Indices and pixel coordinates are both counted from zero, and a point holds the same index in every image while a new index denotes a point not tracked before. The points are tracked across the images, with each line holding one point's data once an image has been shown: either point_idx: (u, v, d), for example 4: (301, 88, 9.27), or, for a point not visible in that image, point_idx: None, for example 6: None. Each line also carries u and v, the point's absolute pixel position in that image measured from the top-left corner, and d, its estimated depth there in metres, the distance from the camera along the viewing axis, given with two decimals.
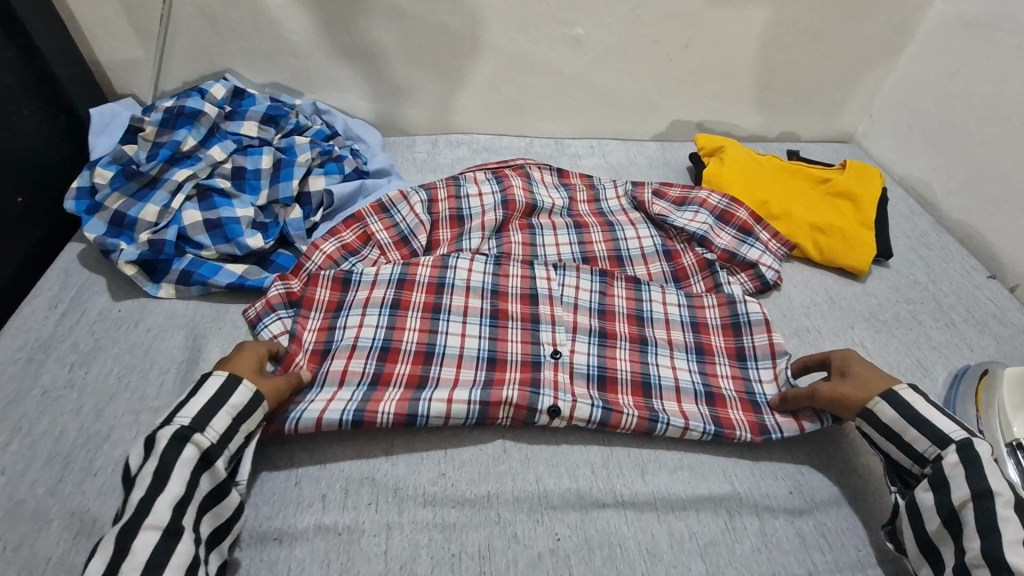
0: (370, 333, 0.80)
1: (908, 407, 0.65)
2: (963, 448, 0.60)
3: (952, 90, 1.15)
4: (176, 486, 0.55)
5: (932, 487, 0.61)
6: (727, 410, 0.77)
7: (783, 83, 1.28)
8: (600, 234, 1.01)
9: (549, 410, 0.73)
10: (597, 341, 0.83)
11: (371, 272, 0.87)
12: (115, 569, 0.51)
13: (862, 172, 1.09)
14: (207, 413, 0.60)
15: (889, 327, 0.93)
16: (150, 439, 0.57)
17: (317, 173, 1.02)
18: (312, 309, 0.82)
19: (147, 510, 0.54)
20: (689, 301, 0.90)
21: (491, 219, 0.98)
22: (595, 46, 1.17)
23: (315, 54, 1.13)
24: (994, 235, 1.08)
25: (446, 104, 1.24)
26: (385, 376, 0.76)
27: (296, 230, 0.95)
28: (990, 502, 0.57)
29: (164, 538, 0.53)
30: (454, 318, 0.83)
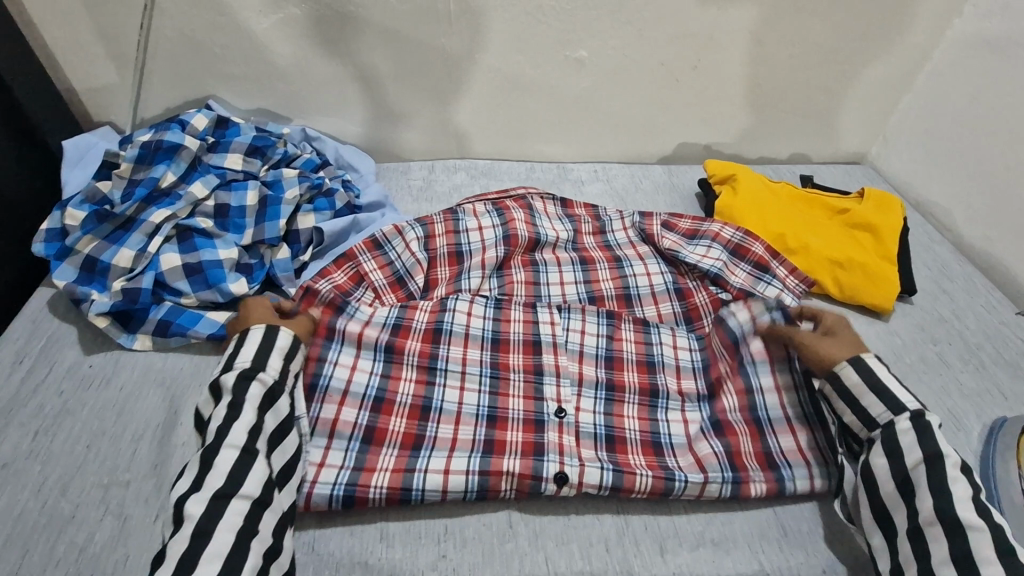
0: (363, 377, 0.74)
1: (872, 375, 0.67)
2: (916, 418, 0.63)
3: (973, 112, 1.10)
4: (247, 415, 0.61)
5: (885, 453, 0.63)
6: (742, 459, 0.72)
7: (796, 104, 1.23)
8: (607, 270, 0.95)
9: (556, 477, 0.67)
10: (604, 394, 0.78)
11: (367, 311, 0.80)
12: (202, 482, 0.57)
13: (881, 201, 1.04)
14: (265, 356, 0.67)
15: (916, 371, 0.87)
16: (217, 382, 0.64)
17: (306, 209, 0.96)
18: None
19: (224, 434, 0.59)
20: (699, 340, 0.85)
21: (491, 256, 0.92)
22: (599, 68, 1.11)
23: (304, 78, 1.07)
24: (1019, 265, 1.03)
25: (443, 129, 1.18)
26: (378, 433, 0.70)
27: (283, 272, 0.89)
28: (940, 463, 0.60)
29: (241, 457, 0.59)
30: (451, 368, 0.77)
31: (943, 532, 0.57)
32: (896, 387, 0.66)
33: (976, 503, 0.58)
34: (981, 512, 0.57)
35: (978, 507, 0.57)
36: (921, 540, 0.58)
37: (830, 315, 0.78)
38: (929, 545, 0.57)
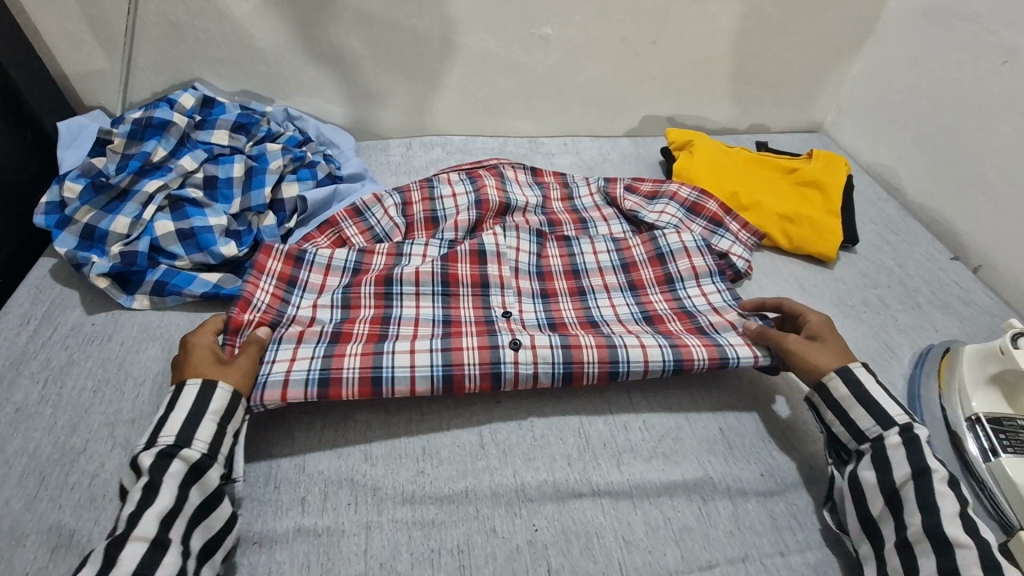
0: (326, 313, 0.81)
1: (861, 387, 0.69)
2: (904, 431, 0.65)
3: (911, 79, 1.18)
4: (164, 500, 0.57)
5: (874, 466, 0.65)
6: (682, 339, 0.80)
7: (753, 76, 1.30)
8: (556, 248, 0.96)
9: (510, 345, 0.76)
10: (541, 301, 0.89)
11: (326, 254, 0.88)
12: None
13: (827, 161, 1.12)
14: (191, 428, 0.62)
15: (858, 311, 0.95)
16: (136, 460, 0.60)
17: (290, 179, 1.03)
18: (262, 275, 0.82)
19: (134, 523, 0.55)
20: (617, 245, 0.97)
21: (464, 220, 0.96)
22: (564, 46, 1.19)
23: (284, 61, 1.14)
24: (954, 218, 1.11)
25: (419, 107, 1.25)
26: (345, 335, 0.77)
27: (270, 236, 0.95)
28: (927, 480, 0.61)
29: (151, 551, 0.54)
30: (406, 289, 0.84)
31: (932, 549, 0.58)
32: (882, 396, 0.68)
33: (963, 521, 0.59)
34: (967, 528, 0.58)
35: (964, 524, 0.58)
36: (910, 555, 0.59)
37: (814, 316, 0.78)
38: (918, 560, 0.59)
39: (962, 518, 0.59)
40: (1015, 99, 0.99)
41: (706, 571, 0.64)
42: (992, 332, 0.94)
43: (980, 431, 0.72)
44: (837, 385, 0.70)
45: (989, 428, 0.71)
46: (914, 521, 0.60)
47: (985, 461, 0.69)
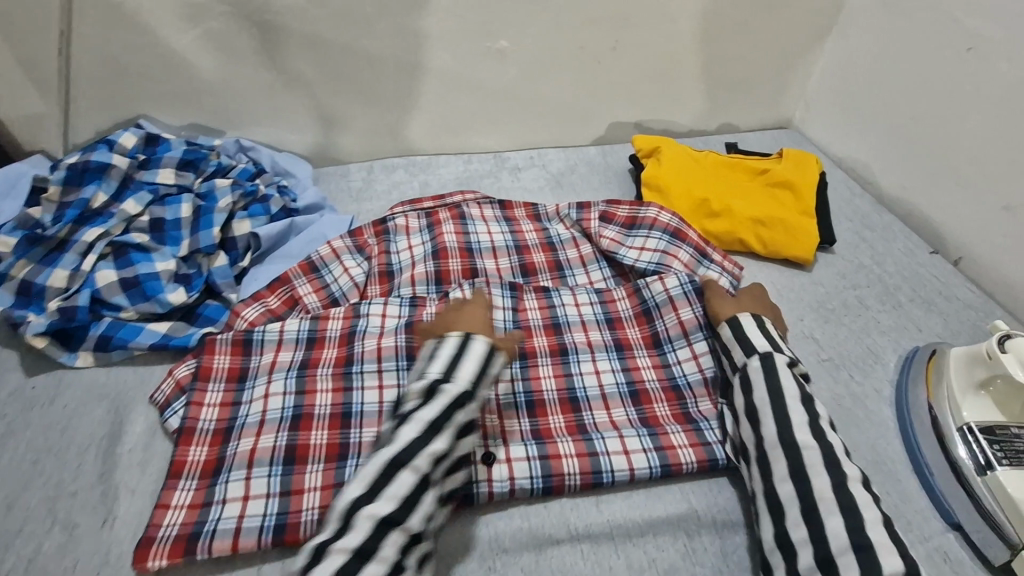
0: (278, 402, 0.75)
1: (739, 329, 0.75)
2: (764, 358, 0.71)
3: (877, 71, 1.15)
4: (438, 444, 0.60)
5: (742, 391, 0.71)
6: (670, 437, 0.73)
7: (718, 76, 1.27)
8: (534, 298, 0.91)
9: (483, 460, 0.69)
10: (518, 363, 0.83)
11: (276, 328, 0.83)
12: (379, 492, 0.57)
13: (798, 160, 1.09)
14: (473, 382, 0.64)
15: (838, 315, 0.92)
16: (427, 389, 0.63)
17: (241, 216, 0.98)
18: (209, 381, 0.77)
19: (414, 453, 0.59)
20: (600, 297, 0.91)
21: (421, 272, 0.94)
22: (521, 58, 1.15)
23: (232, 91, 1.09)
24: (929, 209, 1.08)
25: (377, 130, 1.21)
26: (301, 450, 0.70)
27: (222, 277, 0.91)
28: (781, 396, 0.67)
29: (416, 486, 0.58)
30: (368, 369, 0.79)
31: (783, 453, 0.64)
32: (755, 334, 0.74)
33: (811, 428, 0.65)
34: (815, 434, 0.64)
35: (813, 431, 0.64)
36: (766, 461, 0.65)
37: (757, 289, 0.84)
38: (771, 465, 0.64)
39: (811, 427, 0.64)
40: (981, 86, 0.96)
41: None
42: (976, 328, 0.91)
43: (974, 441, 0.69)
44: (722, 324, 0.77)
45: (982, 439, 0.68)
46: (769, 430, 0.66)
47: (981, 474, 0.66)
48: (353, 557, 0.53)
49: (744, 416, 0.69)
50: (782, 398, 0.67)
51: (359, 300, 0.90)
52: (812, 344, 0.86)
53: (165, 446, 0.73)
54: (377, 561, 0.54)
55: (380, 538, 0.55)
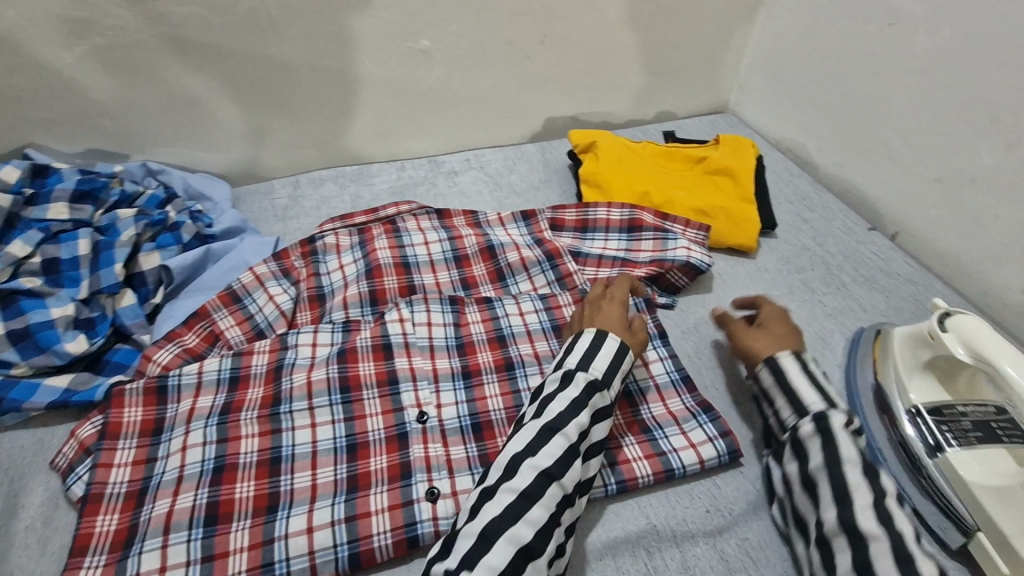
0: (197, 454, 0.68)
1: (781, 376, 0.68)
2: (818, 420, 0.63)
3: (805, 50, 1.15)
4: (583, 418, 0.63)
5: (796, 457, 0.64)
6: (624, 450, 0.70)
7: (651, 64, 1.25)
8: (477, 311, 0.86)
9: (427, 496, 0.66)
10: (462, 383, 0.78)
11: (194, 369, 0.75)
12: (536, 451, 0.61)
13: (735, 145, 1.07)
14: (611, 372, 0.67)
15: (785, 302, 0.91)
16: (568, 372, 0.67)
17: (149, 247, 0.89)
18: (119, 437, 0.69)
19: (562, 423, 0.62)
20: (545, 303, 0.87)
21: (354, 294, 0.88)
22: (446, 57, 1.09)
23: (131, 111, 0.99)
24: (865, 186, 1.08)
25: (301, 142, 1.13)
26: (224, 506, 0.64)
27: (131, 318, 0.82)
28: (838, 467, 0.60)
29: (568, 452, 0.61)
30: (298, 407, 0.72)
31: (847, 542, 0.56)
32: (801, 386, 0.67)
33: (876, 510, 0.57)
34: (883, 520, 0.56)
35: (880, 516, 0.56)
36: (828, 549, 0.57)
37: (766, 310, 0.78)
38: (835, 554, 0.57)
39: (877, 508, 0.56)
40: (904, 61, 0.96)
41: None
42: (917, 302, 0.92)
43: (922, 424, 0.67)
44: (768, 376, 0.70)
45: (930, 420, 0.67)
46: (829, 513, 0.58)
47: (932, 456, 0.65)
48: (519, 499, 0.58)
49: (801, 486, 0.62)
50: (840, 471, 0.59)
51: (286, 330, 0.83)
52: None
53: (70, 518, 0.66)
54: (541, 506, 0.58)
55: (542, 488, 0.58)
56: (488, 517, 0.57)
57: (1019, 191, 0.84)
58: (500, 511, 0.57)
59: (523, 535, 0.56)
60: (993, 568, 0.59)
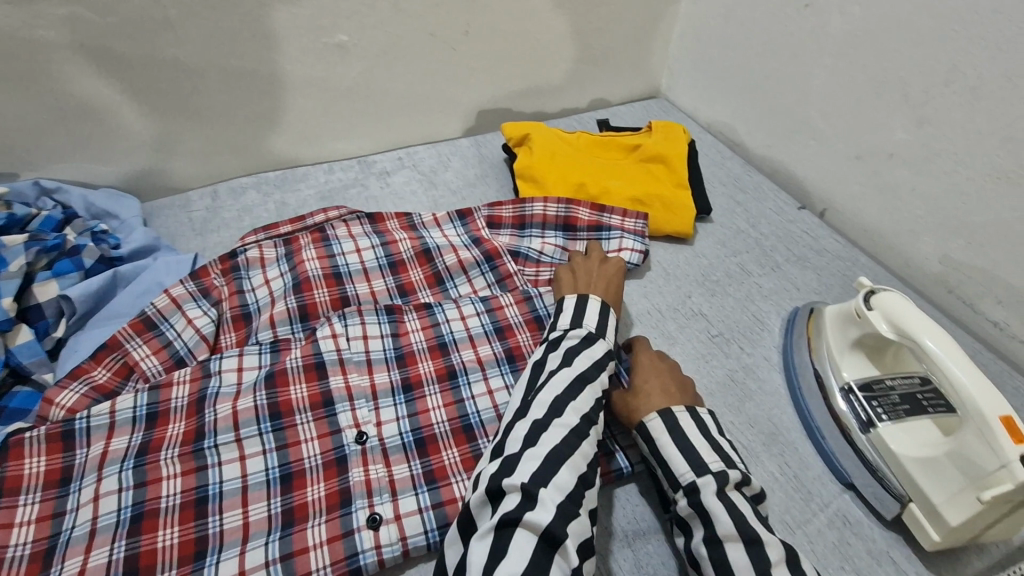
0: (112, 503, 0.62)
1: (653, 446, 0.63)
2: (691, 496, 0.59)
3: (729, 32, 1.16)
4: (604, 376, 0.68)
5: (683, 532, 0.60)
6: None
7: (579, 50, 1.23)
8: (416, 319, 0.83)
9: (369, 522, 0.63)
10: (403, 398, 0.75)
11: (105, 409, 0.69)
12: (577, 397, 0.64)
13: (666, 131, 1.07)
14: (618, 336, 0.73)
15: (723, 286, 0.92)
16: (590, 334, 0.71)
17: (45, 276, 0.81)
18: (20, 493, 0.63)
19: (591, 377, 0.66)
20: (486, 305, 0.84)
21: (282, 311, 0.82)
22: (367, 51, 1.04)
23: (15, 124, 0.89)
24: (792, 166, 1.11)
25: (217, 149, 1.06)
26: (145, 558, 0.59)
27: (30, 356, 0.75)
28: (720, 550, 0.55)
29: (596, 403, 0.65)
30: (225, 440, 0.67)
31: None
32: (672, 455, 0.61)
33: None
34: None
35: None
36: None
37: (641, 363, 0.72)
38: None
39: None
40: (823, 41, 0.98)
41: None
42: (845, 277, 0.94)
43: (854, 400, 0.70)
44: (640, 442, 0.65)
45: (862, 396, 0.70)
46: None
47: (865, 433, 0.67)
48: (571, 433, 0.61)
49: (691, 565, 0.58)
50: (720, 550, 0.55)
51: (208, 356, 0.78)
52: (702, 321, 0.86)
53: None
54: (588, 443, 0.61)
55: (588, 430, 0.62)
56: (554, 442, 0.59)
57: (931, 166, 0.88)
58: (558, 443, 0.59)
59: (580, 466, 0.59)
60: (926, 537, 0.61)
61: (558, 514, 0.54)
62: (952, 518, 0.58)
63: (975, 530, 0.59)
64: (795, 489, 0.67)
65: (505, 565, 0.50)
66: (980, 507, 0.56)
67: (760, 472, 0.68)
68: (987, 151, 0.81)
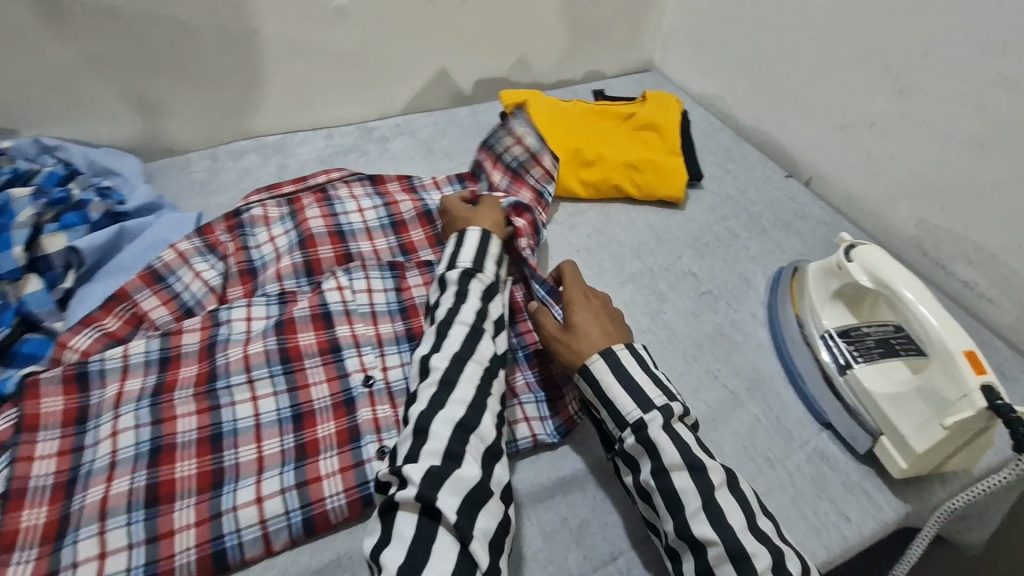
0: (130, 438, 0.64)
1: (597, 386, 0.64)
2: (637, 431, 0.61)
3: (721, 6, 1.19)
4: (470, 304, 0.71)
5: (629, 468, 0.63)
6: (564, 397, 0.73)
7: (573, 22, 1.25)
8: (417, 274, 0.85)
9: (378, 455, 0.67)
10: (407, 347, 0.78)
11: (118, 352, 0.71)
12: (441, 346, 0.67)
13: (659, 101, 1.11)
14: (480, 259, 0.76)
15: (711, 248, 0.96)
16: (441, 277, 0.75)
17: (52, 229, 0.82)
18: (38, 430, 0.65)
19: (453, 314, 0.70)
20: None
21: (288, 266, 0.85)
22: (365, 16, 1.05)
23: (14, 80, 0.90)
24: (780, 137, 1.15)
25: (216, 111, 1.06)
26: (165, 488, 0.61)
27: (40, 305, 0.76)
28: (668, 479, 0.59)
29: (470, 332, 0.68)
30: (236, 382, 0.70)
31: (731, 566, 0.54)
32: (619, 395, 0.63)
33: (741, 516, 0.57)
34: (713, 520, 0.56)
35: (710, 517, 0.56)
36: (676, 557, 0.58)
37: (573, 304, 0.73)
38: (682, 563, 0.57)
39: (707, 511, 0.56)
40: (811, 14, 1.01)
41: (609, 564, 0.62)
42: (828, 241, 0.99)
43: (834, 346, 0.75)
44: (585, 386, 0.66)
45: (841, 342, 0.74)
46: (668, 526, 0.58)
47: (842, 374, 0.72)
48: (440, 386, 0.63)
49: (640, 497, 0.61)
50: (667, 480, 0.58)
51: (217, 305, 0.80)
52: (692, 280, 0.90)
53: None
54: (462, 385, 0.63)
55: (459, 368, 0.65)
56: (418, 410, 0.61)
57: (909, 134, 0.92)
58: (427, 403, 0.62)
59: (456, 412, 0.61)
60: (895, 466, 0.66)
61: (427, 479, 0.55)
62: (919, 446, 0.63)
63: (938, 458, 0.64)
64: (776, 429, 0.72)
65: (388, 549, 0.53)
66: (943, 435, 0.61)
67: (744, 416, 0.73)
68: (961, 119, 0.85)
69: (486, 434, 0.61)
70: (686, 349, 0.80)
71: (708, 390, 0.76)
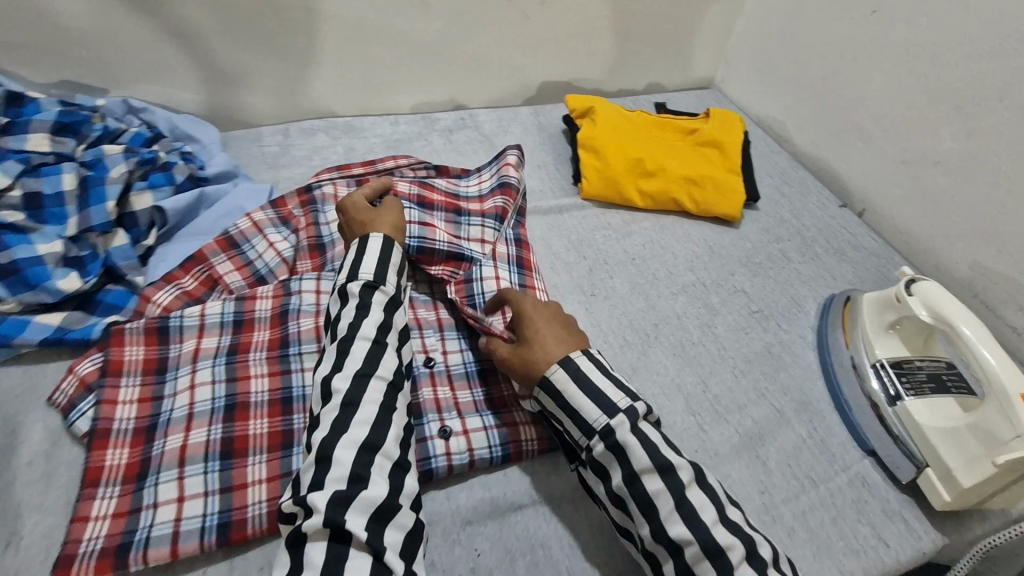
0: (207, 392, 0.68)
1: (562, 399, 0.63)
2: (605, 437, 0.61)
3: (793, 30, 1.20)
4: (375, 315, 0.67)
5: (599, 477, 0.62)
6: None
7: (642, 34, 1.28)
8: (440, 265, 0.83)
9: (441, 434, 0.69)
10: (466, 333, 0.80)
11: (196, 311, 0.74)
12: (343, 365, 0.62)
13: (723, 119, 1.12)
14: (383, 269, 0.70)
15: (764, 269, 0.97)
16: (343, 288, 0.68)
17: (139, 187, 0.86)
18: (122, 375, 0.68)
19: (357, 327, 0.65)
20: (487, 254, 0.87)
21: None
22: (446, 10, 1.08)
23: (112, 42, 0.94)
24: (838, 165, 1.16)
25: (292, 88, 1.10)
26: (239, 442, 0.65)
27: (124, 258, 0.80)
28: (635, 485, 0.59)
29: (373, 347, 0.64)
30: (307, 350, 0.73)
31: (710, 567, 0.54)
32: (583, 404, 0.62)
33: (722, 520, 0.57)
34: (687, 518, 0.57)
35: (683, 516, 0.56)
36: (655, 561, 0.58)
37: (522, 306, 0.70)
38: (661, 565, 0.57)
39: (680, 510, 0.57)
40: (885, 46, 1.02)
41: None
42: (881, 274, 1.00)
43: (885, 376, 0.76)
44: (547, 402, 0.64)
45: (891, 373, 0.76)
46: (644, 530, 0.58)
47: (891, 405, 0.74)
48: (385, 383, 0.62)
49: (614, 505, 0.61)
50: (640, 485, 0.58)
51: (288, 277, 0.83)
52: (743, 297, 0.92)
53: (75, 452, 0.66)
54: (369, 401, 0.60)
55: (362, 389, 0.61)
56: (319, 437, 0.57)
57: (974, 175, 0.93)
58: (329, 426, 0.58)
59: (359, 434, 0.57)
60: (938, 498, 0.67)
61: (332, 502, 0.52)
62: (965, 481, 0.65)
63: (981, 495, 0.66)
64: (821, 451, 0.74)
65: None
66: (990, 472, 0.63)
67: (790, 435, 0.75)
68: None
69: (392, 450, 0.59)
70: (735, 364, 0.82)
71: (756, 406, 0.77)
